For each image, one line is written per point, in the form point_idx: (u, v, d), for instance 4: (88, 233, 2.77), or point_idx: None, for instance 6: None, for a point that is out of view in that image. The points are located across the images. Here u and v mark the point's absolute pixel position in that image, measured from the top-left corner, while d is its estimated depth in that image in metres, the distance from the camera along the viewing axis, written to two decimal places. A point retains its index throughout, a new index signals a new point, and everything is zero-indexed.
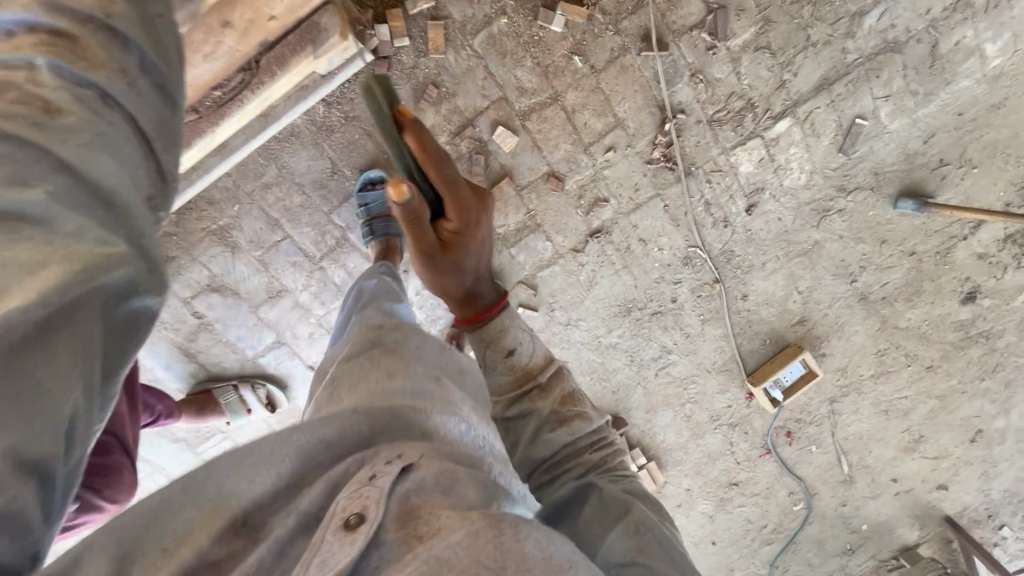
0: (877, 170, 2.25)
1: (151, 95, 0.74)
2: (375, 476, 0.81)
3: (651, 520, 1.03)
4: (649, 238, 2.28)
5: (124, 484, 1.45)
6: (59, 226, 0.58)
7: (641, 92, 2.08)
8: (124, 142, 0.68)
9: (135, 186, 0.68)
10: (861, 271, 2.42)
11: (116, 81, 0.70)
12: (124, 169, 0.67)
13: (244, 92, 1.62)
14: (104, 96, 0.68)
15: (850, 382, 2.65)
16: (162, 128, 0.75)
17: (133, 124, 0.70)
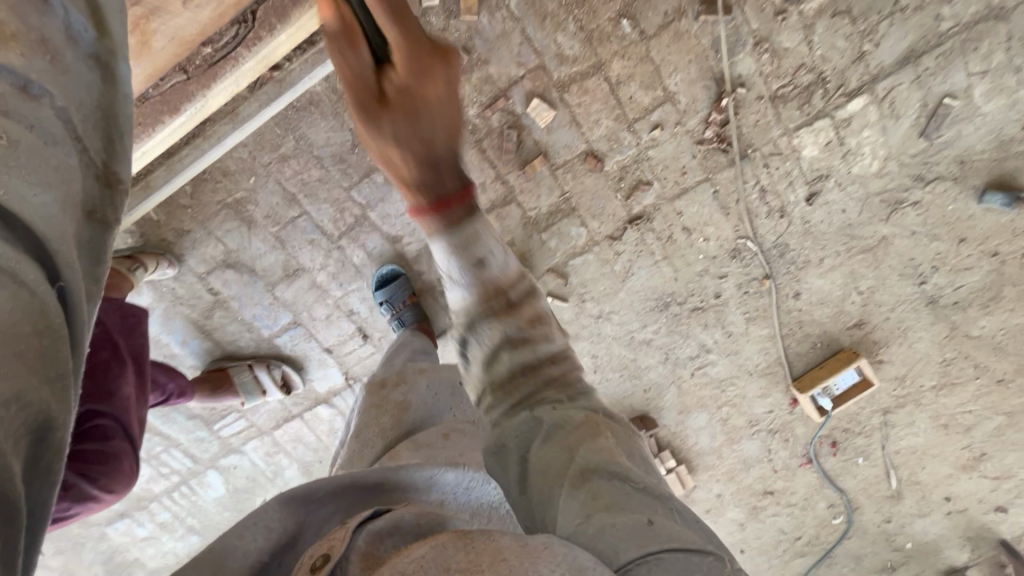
0: (963, 159, 1.97)
1: (80, 68, 0.73)
2: (348, 523, 0.82)
3: (605, 459, 0.93)
4: (694, 227, 2.07)
5: (123, 474, 1.41)
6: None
7: (696, 63, 1.85)
8: (55, 141, 0.66)
9: (68, 210, 0.66)
10: (932, 273, 2.16)
11: (38, 63, 0.67)
12: (52, 177, 0.64)
13: (238, 49, 1.47)
14: (25, 88, 0.64)
15: (907, 392, 2.40)
16: (97, 112, 0.74)
17: (64, 115, 0.68)
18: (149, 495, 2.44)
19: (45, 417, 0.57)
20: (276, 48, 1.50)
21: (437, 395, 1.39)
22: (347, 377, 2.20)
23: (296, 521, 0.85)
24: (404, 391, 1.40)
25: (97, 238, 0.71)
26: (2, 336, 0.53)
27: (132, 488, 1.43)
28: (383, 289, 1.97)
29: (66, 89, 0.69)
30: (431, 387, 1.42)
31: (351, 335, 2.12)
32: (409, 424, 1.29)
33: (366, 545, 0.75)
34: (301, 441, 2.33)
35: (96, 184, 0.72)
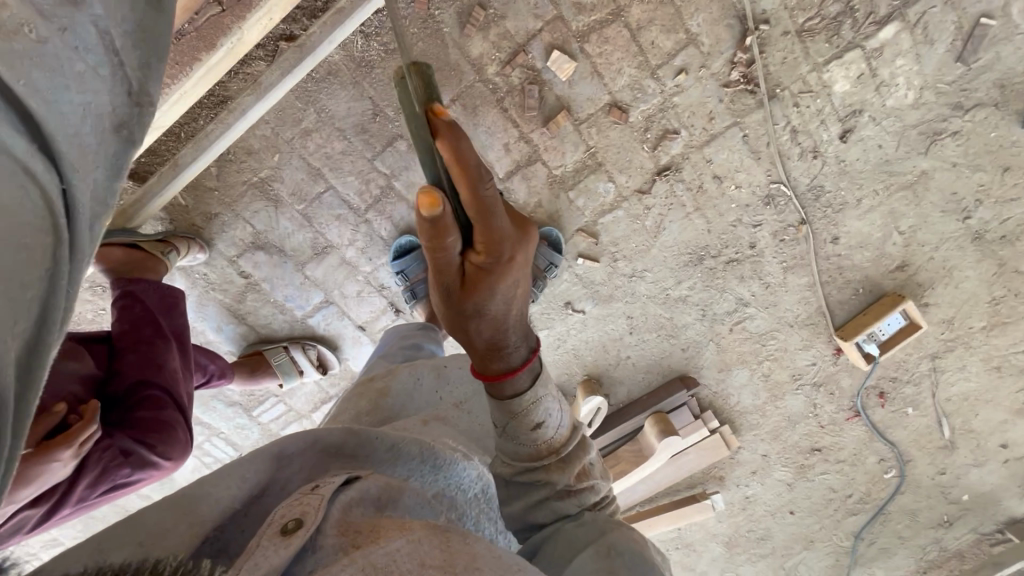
0: (1003, 82, 1.88)
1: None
2: (318, 486, 0.84)
3: (627, 545, 0.95)
4: (725, 174, 2.02)
5: (179, 442, 1.40)
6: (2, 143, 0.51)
7: (718, 1, 1.80)
8: (86, 49, 0.62)
9: (93, 119, 0.63)
10: (976, 207, 2.07)
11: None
12: (74, 82, 0.60)
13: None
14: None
15: (957, 336, 2.31)
16: (136, 33, 0.70)
17: (101, 27, 0.64)
18: None
19: (43, 307, 0.56)
20: None
21: (419, 384, 1.48)
22: None
23: (268, 473, 0.88)
24: (385, 378, 1.49)
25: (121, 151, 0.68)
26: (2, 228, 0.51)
27: (189, 456, 1.43)
28: (399, 259, 1.96)
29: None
30: (415, 372, 1.51)
31: (383, 311, 2.11)
32: (385, 411, 1.40)
33: (340, 514, 0.77)
34: None
35: (127, 100, 0.68)
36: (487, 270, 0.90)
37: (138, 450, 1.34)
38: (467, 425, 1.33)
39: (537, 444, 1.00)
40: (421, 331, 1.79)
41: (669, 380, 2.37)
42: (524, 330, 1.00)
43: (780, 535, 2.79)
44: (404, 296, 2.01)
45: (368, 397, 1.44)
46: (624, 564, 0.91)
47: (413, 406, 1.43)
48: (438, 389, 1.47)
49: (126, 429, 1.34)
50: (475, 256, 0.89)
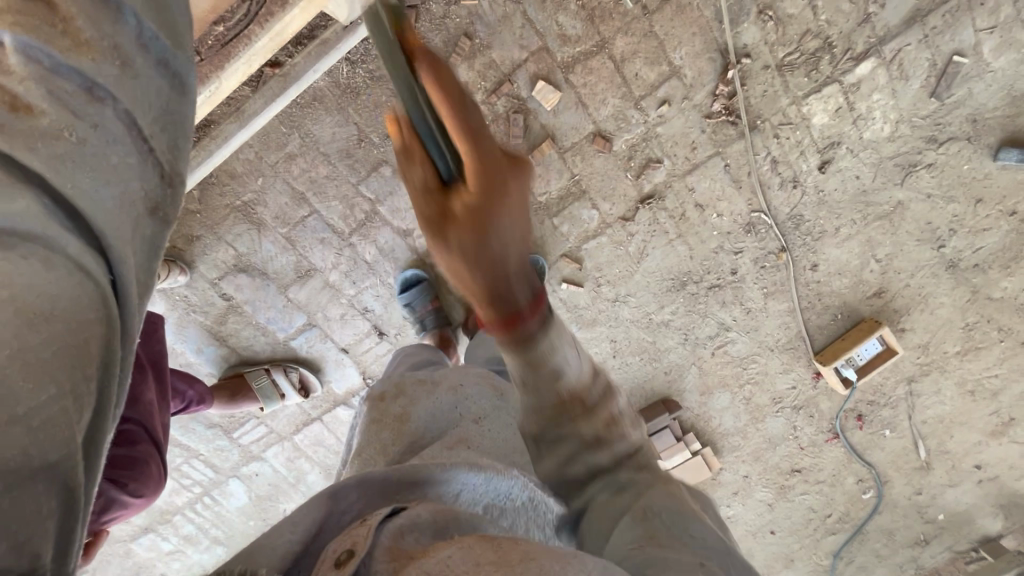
0: (975, 118, 1.94)
1: (149, 73, 0.66)
2: (365, 519, 0.79)
3: (667, 503, 0.89)
4: (707, 203, 2.06)
5: (151, 478, 1.41)
6: (60, 246, 0.52)
7: (700, 36, 1.84)
8: (114, 141, 0.61)
9: (123, 209, 0.60)
10: (950, 236, 2.12)
11: (105, 67, 0.62)
12: (113, 181, 0.59)
13: (251, 27, 1.42)
14: (89, 89, 0.60)
15: (932, 360, 2.35)
16: (165, 117, 0.67)
17: (126, 118, 0.63)
18: (172, 508, 2.42)
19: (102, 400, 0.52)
20: (286, 27, 1.46)
21: (442, 406, 1.33)
22: (365, 377, 2.17)
23: (321, 512, 0.82)
24: (402, 401, 1.35)
25: (158, 236, 0.64)
26: (68, 322, 0.49)
27: (161, 491, 1.44)
28: (406, 293, 1.99)
29: (132, 94, 0.64)
30: (434, 396, 1.34)
31: (366, 334, 2.10)
32: (412, 439, 1.24)
33: (390, 542, 0.73)
34: (321, 445, 2.30)
35: (158, 181, 0.65)
36: (476, 202, 0.84)
37: (109, 488, 1.34)
38: (494, 446, 1.21)
39: (559, 394, 0.95)
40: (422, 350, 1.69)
41: (653, 402, 2.39)
42: (527, 275, 0.90)
43: (760, 553, 2.81)
44: (416, 329, 2.04)
45: (387, 421, 1.30)
46: (662, 524, 0.84)
47: (439, 427, 1.28)
48: (459, 407, 1.33)
49: (99, 467, 1.34)
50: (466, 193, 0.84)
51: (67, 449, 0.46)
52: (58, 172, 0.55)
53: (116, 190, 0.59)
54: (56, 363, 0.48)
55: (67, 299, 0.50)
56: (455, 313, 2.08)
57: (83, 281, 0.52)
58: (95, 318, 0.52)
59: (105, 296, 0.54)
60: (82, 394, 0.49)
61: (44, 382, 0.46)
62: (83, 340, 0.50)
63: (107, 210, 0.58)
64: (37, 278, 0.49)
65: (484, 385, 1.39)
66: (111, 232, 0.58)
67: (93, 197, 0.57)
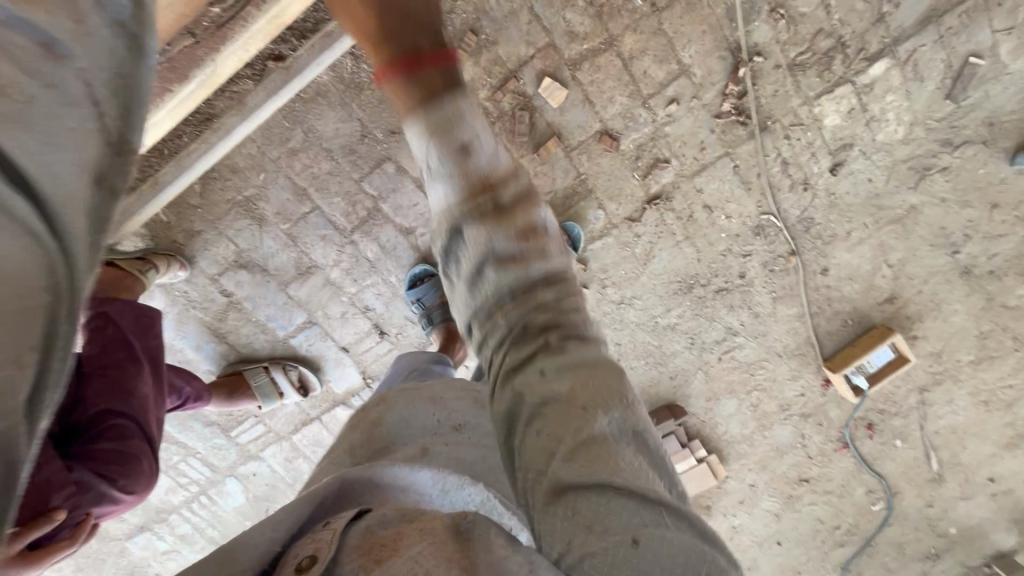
0: (992, 121, 1.89)
1: (105, 30, 0.59)
2: (330, 523, 0.82)
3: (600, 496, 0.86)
4: (715, 205, 2.02)
5: (143, 474, 1.38)
6: (9, 211, 0.46)
7: (710, 33, 1.81)
8: (71, 104, 0.54)
9: (82, 181, 0.55)
10: (965, 242, 2.07)
11: (59, 17, 0.54)
12: (68, 145, 0.53)
13: (248, 9, 1.40)
14: (46, 42, 0.52)
15: (944, 369, 2.30)
16: (122, 80, 0.61)
17: (83, 78, 0.56)
18: (169, 507, 2.39)
19: (39, 374, 0.48)
20: (284, 10, 1.43)
21: (416, 416, 1.17)
22: (365, 376, 2.14)
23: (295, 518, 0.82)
24: (382, 408, 1.20)
25: (109, 210, 0.59)
26: (8, 289, 0.45)
27: (152, 487, 1.41)
28: (413, 288, 1.95)
29: (86, 50, 0.56)
30: (411, 404, 1.19)
31: (367, 333, 2.07)
32: (377, 444, 1.10)
33: (360, 540, 0.76)
34: (319, 445, 2.27)
35: (111, 151, 0.60)
36: (476, 154, 1.23)
37: (97, 483, 1.30)
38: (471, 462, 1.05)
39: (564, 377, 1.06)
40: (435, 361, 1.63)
41: (658, 407, 2.34)
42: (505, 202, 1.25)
43: (766, 565, 2.74)
44: (421, 323, 2.00)
45: (362, 425, 1.17)
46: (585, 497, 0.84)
47: (408, 436, 1.12)
48: (436, 416, 1.18)
49: (87, 462, 1.30)
50: (469, 143, 1.23)
51: (9, 422, 0.44)
52: (2, 130, 0.47)
53: (69, 153, 0.53)
54: (2, 337, 0.44)
55: (12, 267, 0.46)
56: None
57: (25, 248, 0.47)
58: (41, 288, 0.48)
59: (51, 264, 0.49)
60: (25, 365, 0.46)
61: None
62: (29, 310, 0.47)
63: (56, 175, 0.51)
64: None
65: (467, 397, 1.22)
66: (57, 195, 0.51)
67: (41, 160, 0.50)
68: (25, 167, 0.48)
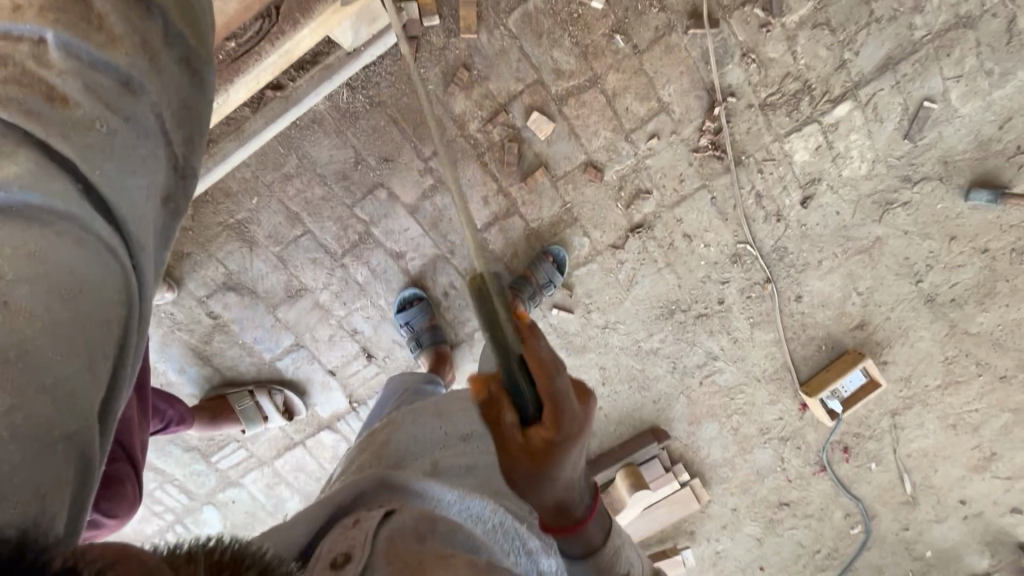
0: (946, 159, 2.04)
1: (174, 71, 0.74)
2: (358, 521, 0.84)
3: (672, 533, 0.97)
4: (694, 233, 2.11)
5: (125, 499, 1.36)
6: (94, 228, 0.57)
7: (687, 74, 1.93)
8: (145, 134, 0.68)
9: (148, 199, 0.67)
10: (927, 271, 2.19)
11: (138, 61, 0.69)
12: (141, 169, 0.67)
13: (261, 44, 1.45)
14: (125, 83, 0.68)
15: (914, 393, 2.39)
16: (185, 108, 0.75)
17: (156, 109, 0.71)
18: (142, 537, 2.31)
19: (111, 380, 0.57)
20: (296, 44, 1.49)
21: (425, 428, 1.21)
22: (351, 401, 2.14)
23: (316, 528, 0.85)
24: (386, 429, 1.24)
25: (168, 227, 0.71)
26: (94, 299, 0.54)
27: (134, 514, 1.38)
28: (402, 312, 1.97)
29: (160, 87, 0.72)
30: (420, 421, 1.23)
31: (354, 356, 2.08)
32: (387, 456, 1.10)
33: (387, 544, 0.76)
34: (302, 471, 2.23)
35: (174, 173, 0.72)
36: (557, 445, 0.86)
37: None
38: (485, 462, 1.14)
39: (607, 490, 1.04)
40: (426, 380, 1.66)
41: (641, 431, 2.38)
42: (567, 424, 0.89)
43: None
44: (409, 347, 2.02)
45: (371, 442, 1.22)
46: None
47: (419, 447, 1.14)
48: (444, 429, 1.22)
49: None
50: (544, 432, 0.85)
51: (83, 424, 0.52)
52: (85, 159, 0.61)
53: (143, 179, 0.66)
54: (84, 343, 0.53)
55: (99, 281, 0.55)
56: (451, 332, 2.07)
57: (111, 264, 0.57)
58: (120, 302, 0.57)
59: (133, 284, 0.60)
60: (99, 371, 0.54)
61: (69, 357, 0.51)
62: (108, 323, 0.56)
63: (131, 200, 0.64)
64: (74, 255, 0.54)
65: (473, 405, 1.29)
66: (136, 225, 0.63)
67: (118, 184, 0.63)
68: (108, 195, 0.61)
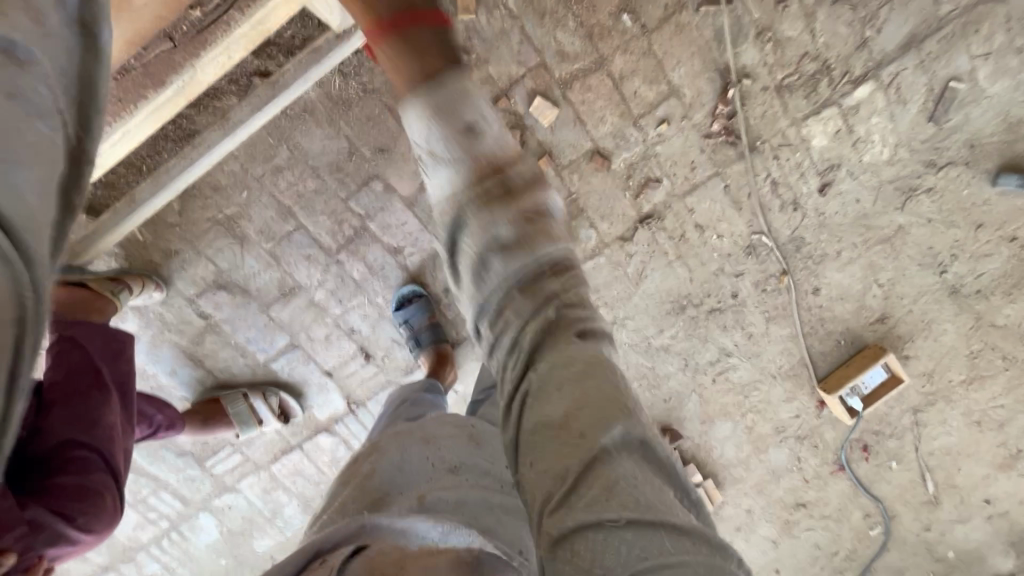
0: (973, 142, 1.93)
1: (61, 29, 0.65)
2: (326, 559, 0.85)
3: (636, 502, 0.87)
4: (706, 224, 2.01)
5: (105, 511, 1.27)
6: None
7: (698, 56, 1.82)
8: (37, 113, 0.59)
9: (46, 187, 0.57)
10: (952, 261, 2.08)
11: (22, 19, 0.60)
12: (29, 158, 0.55)
13: (230, 13, 1.36)
14: (2, 39, 0.57)
15: (937, 390, 2.28)
16: (77, 83, 0.67)
17: (47, 83, 0.61)
18: (137, 544, 2.25)
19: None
20: (269, 14, 1.39)
21: (411, 457, 1.11)
22: (349, 402, 2.05)
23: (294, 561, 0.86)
24: (370, 458, 1.14)
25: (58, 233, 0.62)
26: None
27: (115, 527, 1.29)
28: (401, 310, 1.89)
29: (47, 52, 0.62)
30: (403, 448, 1.13)
31: (352, 356, 1.99)
32: (372, 495, 1.03)
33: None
34: (300, 475, 2.16)
35: (67, 165, 0.64)
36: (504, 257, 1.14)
37: (55, 525, 1.18)
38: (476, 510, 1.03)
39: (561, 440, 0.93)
40: (426, 389, 1.57)
41: None
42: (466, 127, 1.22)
43: None
44: (408, 346, 1.94)
45: (351, 478, 1.11)
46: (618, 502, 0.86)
47: (403, 483, 1.06)
48: (431, 458, 1.11)
49: (42, 497, 1.19)
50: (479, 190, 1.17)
51: None
52: None
53: (37, 173, 0.56)
54: None
55: None
56: (452, 330, 1.97)
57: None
58: (10, 345, 0.48)
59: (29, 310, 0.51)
60: None
61: None
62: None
63: (21, 196, 0.53)
64: None
65: (462, 437, 1.18)
66: (23, 220, 0.52)
67: (4, 177, 0.51)
68: None
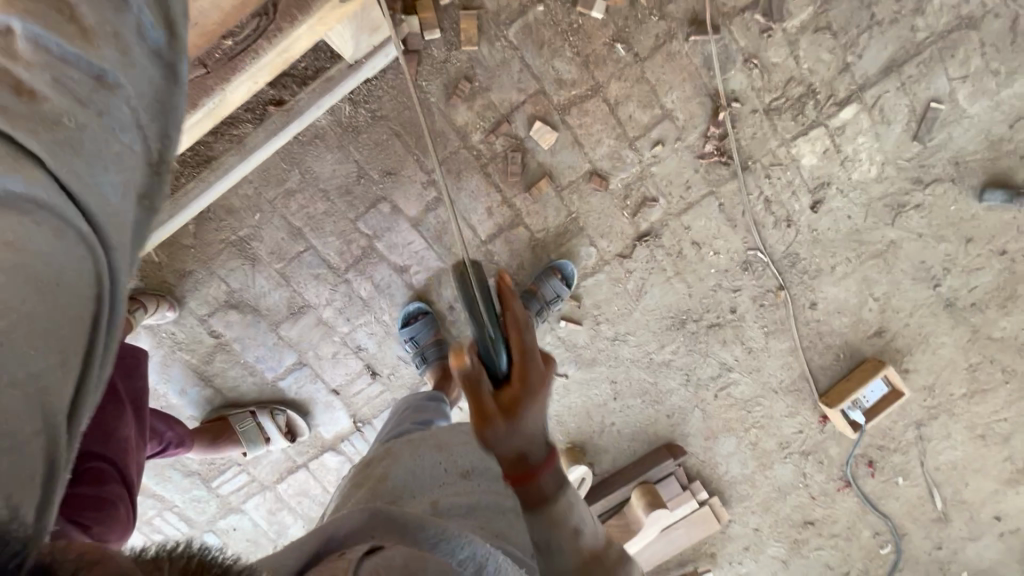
0: (957, 160, 2.00)
1: (145, 61, 0.75)
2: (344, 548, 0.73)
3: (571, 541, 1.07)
4: (703, 241, 2.07)
5: (119, 523, 1.27)
6: (75, 224, 0.59)
7: (689, 81, 1.92)
8: (122, 128, 0.69)
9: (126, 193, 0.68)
10: (944, 275, 2.12)
11: (110, 53, 0.71)
12: (114, 163, 0.66)
13: (259, 42, 1.39)
14: (99, 77, 0.69)
15: (938, 403, 2.30)
16: (156, 103, 0.75)
17: (132, 104, 0.71)
18: None
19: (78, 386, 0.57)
20: (296, 39, 1.43)
21: (424, 462, 1.18)
22: (356, 420, 2.07)
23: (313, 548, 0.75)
24: (384, 462, 1.20)
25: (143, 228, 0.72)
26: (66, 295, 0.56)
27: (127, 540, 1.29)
28: (407, 327, 1.93)
29: (136, 78, 0.73)
30: (416, 453, 1.20)
31: (359, 373, 2.02)
32: (386, 495, 1.08)
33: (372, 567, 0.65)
34: (306, 495, 2.16)
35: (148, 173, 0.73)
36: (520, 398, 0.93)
37: None
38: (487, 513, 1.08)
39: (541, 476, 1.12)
40: (432, 401, 1.59)
41: (656, 448, 2.29)
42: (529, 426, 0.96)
43: None
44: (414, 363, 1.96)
45: (366, 480, 1.16)
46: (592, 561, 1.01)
47: (418, 486, 1.12)
48: (444, 463, 1.19)
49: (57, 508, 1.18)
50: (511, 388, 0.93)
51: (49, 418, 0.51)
52: (55, 155, 0.61)
53: (117, 181, 0.66)
54: (42, 331, 0.53)
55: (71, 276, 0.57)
56: None
57: (83, 260, 0.59)
58: (91, 298, 0.59)
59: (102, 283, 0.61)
60: (70, 367, 0.55)
61: (44, 355, 0.52)
62: (77, 319, 0.57)
63: (106, 198, 0.64)
64: (49, 245, 0.56)
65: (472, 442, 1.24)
66: (107, 218, 0.64)
67: (92, 184, 0.63)
68: (75, 186, 0.61)
